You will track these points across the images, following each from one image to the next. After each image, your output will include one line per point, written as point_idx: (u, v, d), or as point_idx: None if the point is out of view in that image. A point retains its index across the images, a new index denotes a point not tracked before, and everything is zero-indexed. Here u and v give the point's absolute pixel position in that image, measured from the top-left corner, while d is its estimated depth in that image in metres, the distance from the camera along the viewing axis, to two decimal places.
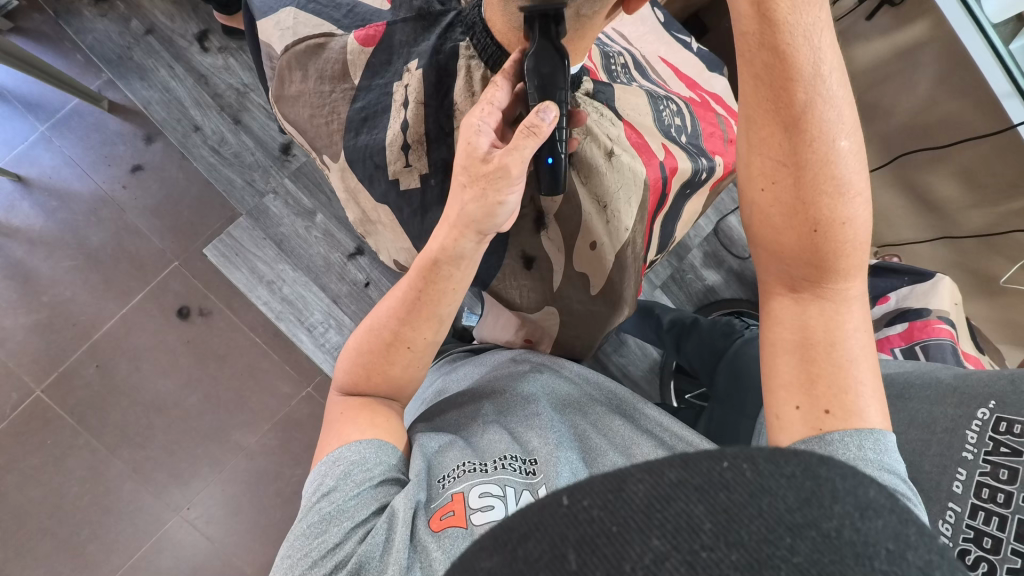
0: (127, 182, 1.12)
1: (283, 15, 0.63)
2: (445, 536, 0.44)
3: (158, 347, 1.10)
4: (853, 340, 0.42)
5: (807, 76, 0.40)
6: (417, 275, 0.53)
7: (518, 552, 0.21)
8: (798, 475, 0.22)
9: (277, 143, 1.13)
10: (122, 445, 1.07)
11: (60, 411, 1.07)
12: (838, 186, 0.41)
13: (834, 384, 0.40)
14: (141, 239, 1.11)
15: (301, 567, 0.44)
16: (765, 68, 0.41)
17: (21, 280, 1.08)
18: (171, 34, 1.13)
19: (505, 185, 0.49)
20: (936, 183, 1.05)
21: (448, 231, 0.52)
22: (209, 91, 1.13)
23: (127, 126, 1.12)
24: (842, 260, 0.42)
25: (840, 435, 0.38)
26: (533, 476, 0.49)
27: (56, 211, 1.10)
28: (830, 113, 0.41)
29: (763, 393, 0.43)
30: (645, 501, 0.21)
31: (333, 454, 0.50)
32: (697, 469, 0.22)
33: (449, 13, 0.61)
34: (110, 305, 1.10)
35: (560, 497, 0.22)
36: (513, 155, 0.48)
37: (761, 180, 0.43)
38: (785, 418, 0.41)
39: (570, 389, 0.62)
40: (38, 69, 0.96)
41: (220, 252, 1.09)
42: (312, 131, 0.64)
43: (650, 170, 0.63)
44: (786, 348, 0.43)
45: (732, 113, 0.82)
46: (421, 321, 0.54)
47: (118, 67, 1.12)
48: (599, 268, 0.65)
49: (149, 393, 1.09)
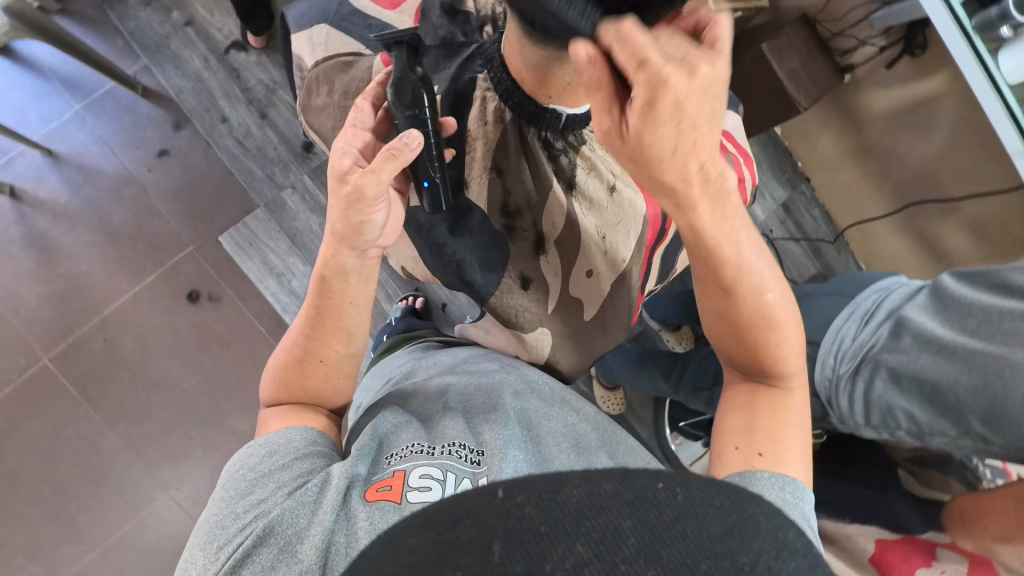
0: (151, 165, 1.15)
1: (316, 31, 0.67)
2: (374, 507, 0.45)
3: (166, 328, 1.13)
4: (794, 407, 0.48)
5: (727, 258, 0.46)
6: (312, 295, 0.55)
7: (446, 534, 0.22)
8: (727, 504, 0.24)
9: (300, 141, 1.17)
10: (120, 420, 1.10)
11: (64, 380, 1.10)
12: (766, 317, 0.48)
13: (769, 434, 0.46)
14: (160, 220, 1.15)
15: (221, 520, 0.44)
16: (696, 250, 0.46)
17: (40, 250, 1.11)
18: (209, 27, 1.17)
19: (365, 207, 0.51)
20: (944, 234, 1.08)
21: (329, 248, 0.54)
22: (239, 84, 1.17)
23: (157, 111, 1.16)
24: (785, 361, 0.48)
25: (766, 474, 0.43)
26: (478, 466, 0.50)
27: (81, 186, 1.13)
28: (751, 271, 0.47)
29: (714, 437, 0.49)
30: (579, 504, 0.22)
31: (262, 437, 0.51)
32: (633, 485, 0.23)
33: (470, 44, 0.62)
34: (123, 281, 1.13)
35: (495, 490, 0.23)
36: (369, 176, 0.49)
37: (705, 290, 0.49)
38: (726, 456, 0.46)
39: (540, 392, 0.63)
40: (77, 50, 1.00)
41: (235, 242, 1.14)
42: (333, 141, 0.67)
43: (650, 206, 0.64)
44: (732, 405, 0.50)
45: (742, 151, 0.83)
46: (326, 335, 0.55)
47: (154, 54, 1.16)
48: (597, 294, 0.67)
49: (151, 371, 1.12)
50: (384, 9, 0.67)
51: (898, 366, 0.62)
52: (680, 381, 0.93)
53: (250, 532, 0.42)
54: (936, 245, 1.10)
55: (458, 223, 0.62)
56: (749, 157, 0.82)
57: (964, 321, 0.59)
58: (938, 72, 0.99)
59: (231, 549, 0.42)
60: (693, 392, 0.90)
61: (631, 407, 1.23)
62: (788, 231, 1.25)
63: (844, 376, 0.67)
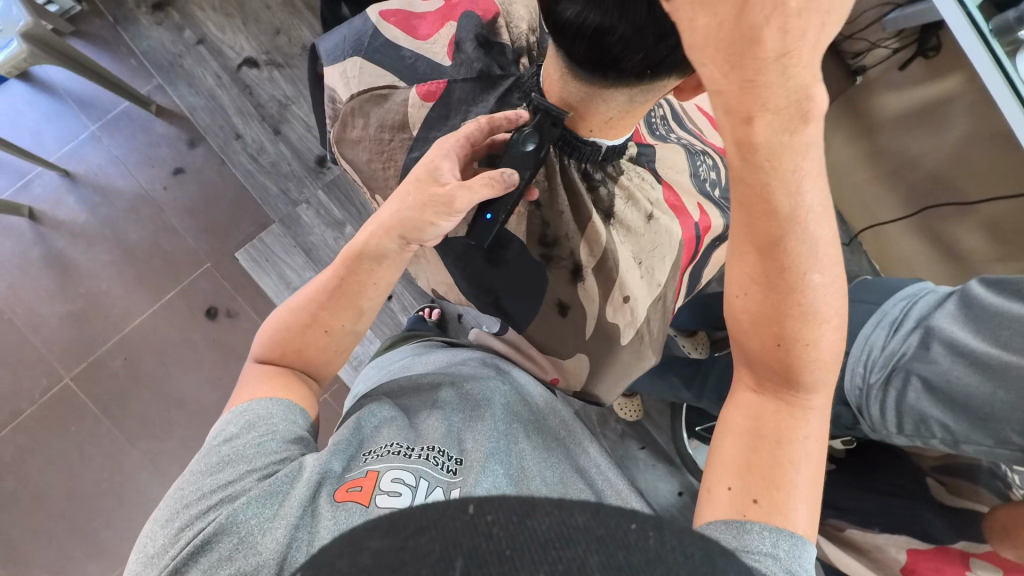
0: (167, 183, 1.16)
1: (348, 65, 0.65)
2: (341, 508, 0.45)
3: (184, 345, 1.13)
4: (804, 448, 0.41)
5: (784, 216, 0.37)
6: (341, 265, 0.57)
7: (410, 542, 0.24)
8: (697, 555, 0.25)
9: (313, 156, 1.18)
10: (142, 436, 1.10)
11: (86, 399, 1.10)
12: (806, 311, 0.39)
13: (773, 479, 0.40)
14: (177, 238, 1.15)
15: (187, 498, 0.44)
16: (746, 200, 0.37)
17: (60, 270, 1.12)
18: (221, 44, 1.18)
19: (442, 213, 0.53)
20: (961, 235, 1.05)
21: (377, 231, 0.55)
22: (252, 101, 1.17)
23: (171, 130, 1.17)
24: (808, 374, 0.41)
25: (760, 528, 0.38)
26: (453, 476, 0.50)
27: (98, 206, 1.14)
28: (807, 248, 0.38)
29: (705, 469, 0.44)
30: (551, 531, 0.24)
31: (241, 405, 0.51)
32: (604, 522, 0.25)
33: (508, 77, 0.63)
34: (142, 299, 1.13)
35: (468, 505, 0.25)
36: (462, 191, 0.52)
37: (736, 287, 0.42)
38: (715, 496, 0.41)
39: (527, 406, 0.64)
40: (93, 71, 1.01)
41: (250, 257, 1.15)
42: (369, 172, 0.68)
43: (684, 230, 0.66)
44: (734, 431, 0.43)
45: None
46: (340, 309, 0.56)
47: (168, 73, 1.17)
48: (631, 322, 0.65)
49: (171, 388, 1.12)
50: (415, 39, 0.65)
51: (930, 376, 0.61)
52: (703, 390, 0.93)
53: (212, 519, 0.42)
54: (954, 246, 1.06)
55: (496, 255, 0.64)
56: None
57: (998, 332, 0.59)
58: (952, 74, 1.01)
59: (191, 534, 0.42)
60: (716, 401, 0.90)
61: (647, 413, 1.24)
62: None
63: (875, 385, 0.68)
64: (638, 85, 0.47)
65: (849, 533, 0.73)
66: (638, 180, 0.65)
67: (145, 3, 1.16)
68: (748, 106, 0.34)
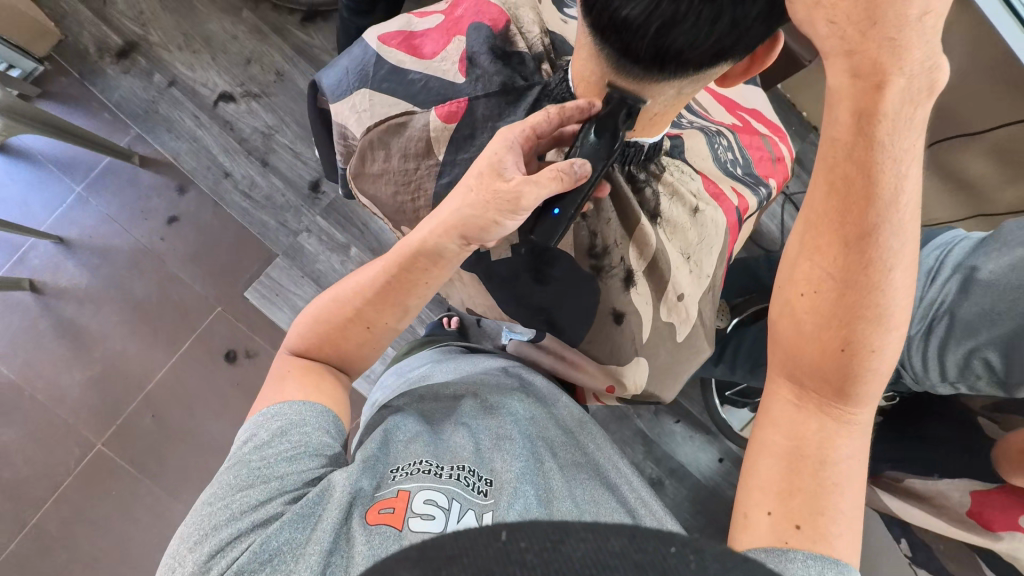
0: (164, 233, 1.14)
1: (357, 98, 0.63)
2: (375, 532, 0.45)
3: (210, 392, 1.11)
4: (844, 462, 0.40)
5: (885, 201, 0.38)
6: (392, 262, 0.55)
7: (441, 571, 0.24)
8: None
9: (306, 182, 1.16)
10: (186, 490, 1.07)
11: (121, 461, 1.07)
12: (879, 314, 0.39)
13: (812, 501, 0.39)
14: (184, 286, 1.14)
15: (214, 518, 0.44)
16: (844, 179, 0.38)
17: (72, 337, 1.10)
18: (193, 84, 1.15)
19: (509, 212, 0.50)
20: (968, 163, 1.05)
21: (440, 229, 0.52)
22: (235, 136, 1.15)
23: (159, 179, 1.14)
24: (861, 387, 0.40)
25: (804, 555, 0.36)
26: (484, 497, 0.50)
27: (99, 267, 1.12)
28: (898, 244, 0.38)
29: (738, 488, 0.43)
30: (585, 558, 0.24)
31: (270, 410, 0.51)
32: (642, 546, 0.25)
33: (533, 88, 0.63)
34: (160, 354, 1.11)
35: (500, 532, 0.25)
36: (530, 186, 0.48)
37: (802, 283, 0.41)
38: (753, 521, 0.40)
39: (551, 420, 0.63)
40: (70, 133, 0.98)
41: (260, 294, 1.13)
42: (395, 206, 0.66)
43: (727, 216, 0.70)
44: (774, 452, 0.41)
45: (774, 128, 0.81)
46: (385, 306, 0.55)
47: (144, 121, 1.14)
48: (685, 318, 0.69)
49: (204, 437, 1.10)
50: (421, 60, 0.64)
51: (972, 319, 0.62)
52: (736, 358, 0.94)
53: (245, 547, 0.42)
54: (962, 174, 1.08)
55: (542, 273, 0.63)
56: (782, 132, 0.80)
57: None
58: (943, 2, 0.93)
59: (224, 562, 0.41)
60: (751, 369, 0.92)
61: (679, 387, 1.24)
62: (803, 183, 1.25)
63: (915, 336, 0.68)
64: (689, 78, 0.49)
65: (909, 483, 0.75)
66: (680, 174, 0.67)
67: (109, 53, 1.14)
68: (880, 68, 0.37)
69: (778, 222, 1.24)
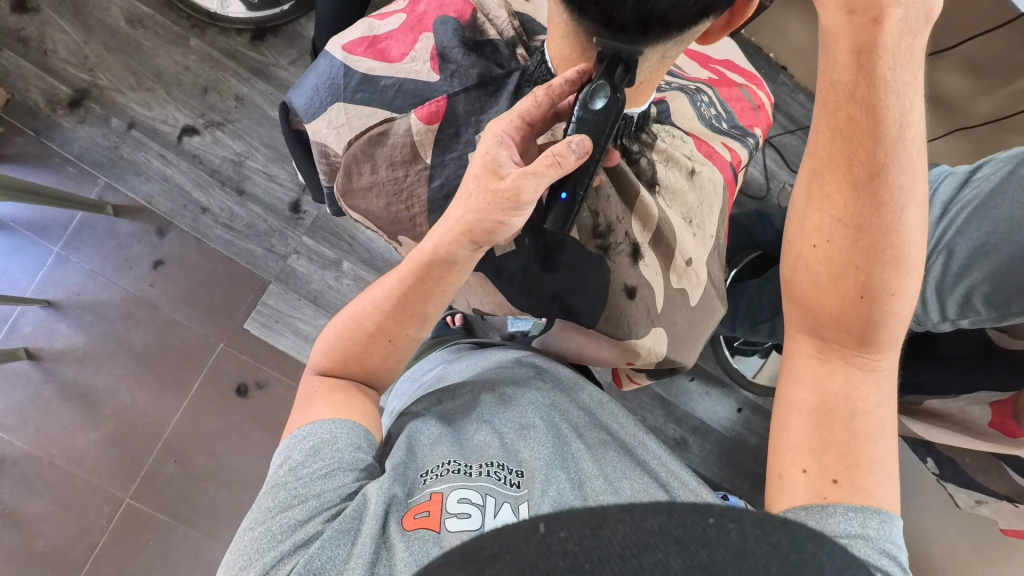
0: (152, 279, 1.12)
1: (332, 113, 0.62)
2: (413, 536, 0.45)
3: (227, 428, 1.11)
4: (872, 409, 0.41)
5: (891, 138, 0.38)
6: (407, 274, 0.54)
7: (484, 571, 0.24)
8: (783, 543, 0.25)
9: (286, 204, 1.14)
10: (222, 528, 1.08)
11: (152, 511, 1.07)
12: (896, 256, 0.40)
13: (847, 454, 0.39)
14: (182, 329, 1.12)
15: (258, 543, 0.44)
16: (848, 121, 0.39)
17: (79, 398, 1.08)
18: (154, 123, 1.12)
19: (513, 209, 0.49)
20: (939, 79, 1.06)
21: (449, 234, 0.52)
22: (206, 169, 1.12)
23: (137, 225, 1.11)
24: (883, 331, 0.41)
25: (844, 508, 0.37)
26: (517, 489, 0.50)
27: (93, 324, 1.10)
28: (907, 181, 0.39)
29: (770, 449, 0.43)
30: (625, 540, 0.24)
31: (303, 429, 0.51)
32: (681, 521, 0.25)
33: (512, 74, 0.62)
34: (171, 400, 1.10)
35: (538, 524, 0.25)
36: (528, 179, 0.47)
37: (814, 235, 0.42)
38: (789, 479, 0.40)
39: (571, 404, 0.63)
40: (47, 195, 0.95)
41: (261, 324, 1.12)
42: (390, 217, 0.65)
43: (722, 172, 0.71)
44: (804, 409, 0.41)
45: (748, 76, 0.80)
46: (404, 317, 0.55)
47: (111, 169, 1.11)
48: (696, 282, 0.69)
49: (230, 474, 1.10)
50: (390, 63, 0.63)
51: (968, 253, 0.62)
52: (740, 312, 0.95)
53: (291, 568, 0.42)
54: (934, 91, 1.08)
55: (550, 260, 0.63)
56: (758, 79, 0.80)
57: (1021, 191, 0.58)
58: None
59: None
60: (752, 327, 0.92)
61: None
62: (781, 124, 1.25)
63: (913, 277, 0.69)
64: (673, 39, 0.48)
65: (930, 404, 0.78)
66: (671, 138, 0.68)
67: (61, 104, 1.10)
68: (877, 2, 0.36)
69: (761, 168, 1.24)
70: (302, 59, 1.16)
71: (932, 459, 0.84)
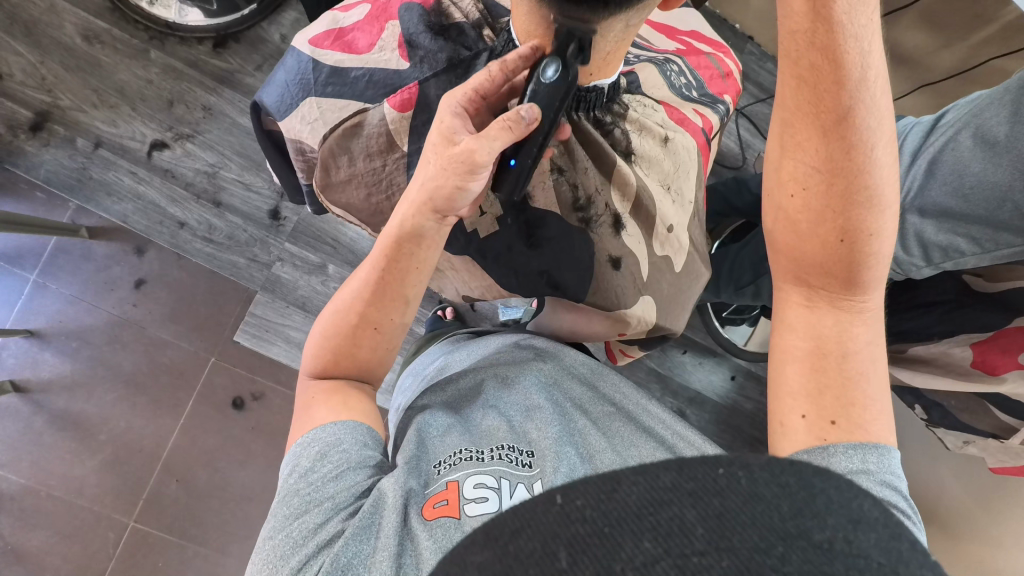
0: (135, 300, 1.10)
1: (304, 109, 0.62)
2: (435, 524, 0.46)
3: (227, 442, 1.10)
4: (865, 351, 0.42)
5: (854, 82, 0.39)
6: (380, 257, 0.55)
7: (510, 547, 0.24)
8: (792, 483, 0.26)
9: (265, 212, 1.13)
10: (232, 543, 1.08)
11: (159, 532, 1.06)
12: (870, 198, 0.41)
13: (844, 395, 0.41)
14: (171, 347, 1.11)
15: (281, 550, 0.44)
16: (810, 70, 0.40)
17: (72, 427, 1.06)
18: (121, 140, 1.10)
19: (468, 172, 0.51)
20: (903, 37, 1.08)
21: (414, 210, 0.54)
22: (179, 182, 1.11)
23: (114, 246, 1.09)
24: (866, 273, 0.42)
25: (843, 448, 0.39)
26: (530, 468, 0.51)
27: (79, 350, 1.08)
28: (873, 125, 0.40)
29: (769, 400, 0.44)
30: (640, 499, 0.25)
31: (306, 437, 0.51)
32: (692, 474, 0.26)
33: (480, 56, 0.62)
34: (167, 420, 1.09)
35: (555, 496, 0.26)
36: (480, 140, 0.49)
37: (791, 185, 0.43)
38: (790, 427, 0.41)
39: (572, 380, 0.64)
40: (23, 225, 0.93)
41: (251, 335, 1.11)
42: (372, 208, 0.65)
43: (695, 138, 0.72)
44: (798, 358, 0.43)
45: (715, 44, 0.81)
46: (387, 303, 0.55)
47: (81, 191, 1.08)
48: (679, 247, 0.71)
49: (235, 487, 1.09)
50: (357, 55, 0.62)
51: (941, 199, 0.64)
52: (726, 281, 0.97)
53: (318, 567, 0.43)
54: (898, 48, 1.11)
55: (534, 237, 0.64)
56: (724, 47, 0.80)
57: (983, 133, 0.60)
58: None
59: None
60: (737, 291, 0.95)
61: None
62: (752, 93, 1.27)
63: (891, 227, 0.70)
64: (635, 8, 0.48)
65: (915, 351, 0.81)
66: (641, 107, 0.69)
67: (22, 129, 1.07)
68: None
69: (735, 138, 1.25)
70: (267, 64, 1.14)
71: (920, 405, 0.86)
